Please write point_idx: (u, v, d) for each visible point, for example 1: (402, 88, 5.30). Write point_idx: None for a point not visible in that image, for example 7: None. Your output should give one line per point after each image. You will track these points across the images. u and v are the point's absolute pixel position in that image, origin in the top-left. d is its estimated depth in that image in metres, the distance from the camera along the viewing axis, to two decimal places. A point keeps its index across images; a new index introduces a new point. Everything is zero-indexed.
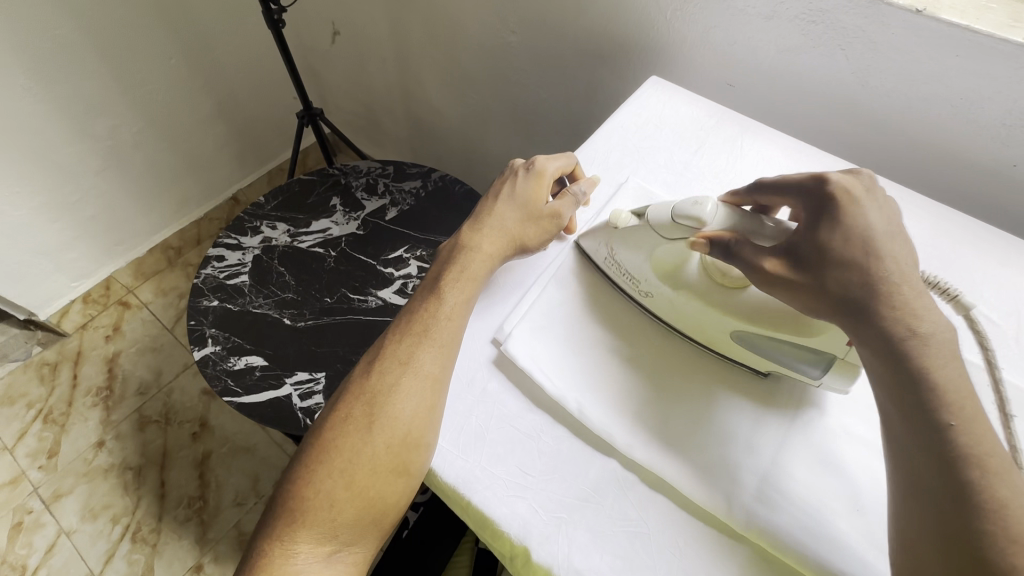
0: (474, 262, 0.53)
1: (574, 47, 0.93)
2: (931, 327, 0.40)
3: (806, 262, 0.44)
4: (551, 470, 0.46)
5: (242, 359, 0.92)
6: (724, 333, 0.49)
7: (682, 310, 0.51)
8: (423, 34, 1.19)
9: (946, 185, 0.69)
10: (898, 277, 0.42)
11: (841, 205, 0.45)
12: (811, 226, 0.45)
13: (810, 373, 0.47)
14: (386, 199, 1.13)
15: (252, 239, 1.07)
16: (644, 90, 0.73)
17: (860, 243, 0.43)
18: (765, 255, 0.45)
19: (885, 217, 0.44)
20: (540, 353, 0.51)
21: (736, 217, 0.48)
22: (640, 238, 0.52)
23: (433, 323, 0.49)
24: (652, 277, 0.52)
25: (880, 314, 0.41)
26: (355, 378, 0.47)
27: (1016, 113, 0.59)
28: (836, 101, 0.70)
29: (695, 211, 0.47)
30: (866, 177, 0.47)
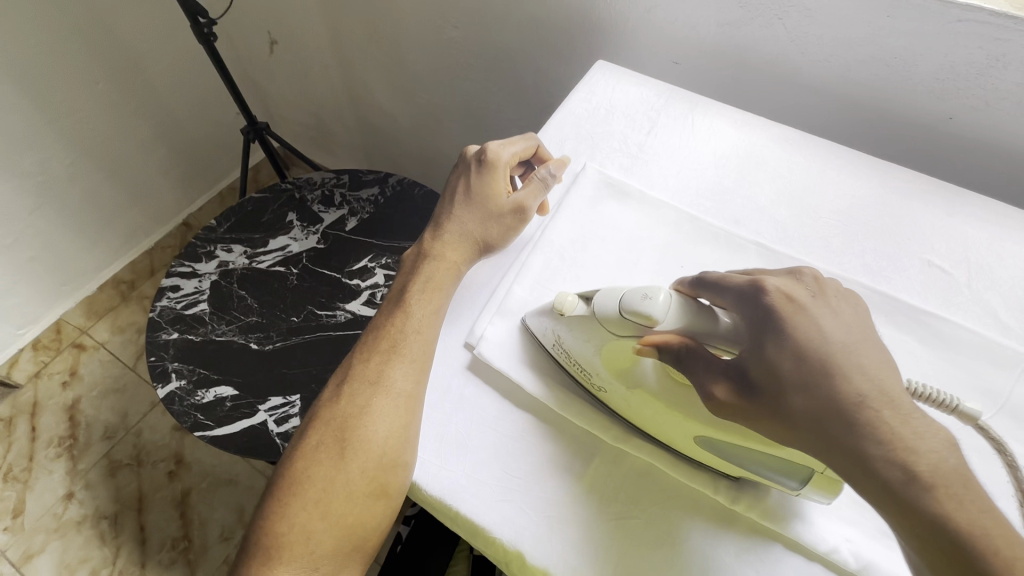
0: (439, 270, 0.52)
1: (515, 38, 0.93)
2: (928, 449, 0.34)
3: (757, 383, 0.39)
4: (535, 468, 0.46)
5: (211, 392, 0.88)
6: (685, 436, 0.44)
7: (639, 410, 0.46)
8: (364, 36, 1.16)
9: (886, 144, 0.71)
10: (879, 394, 0.36)
11: (785, 318, 0.39)
12: (759, 345, 0.39)
13: (783, 483, 0.42)
14: (345, 210, 1.10)
15: (207, 265, 1.03)
16: (593, 75, 0.72)
17: (828, 362, 0.37)
18: (716, 375, 0.40)
19: (840, 324, 0.39)
20: (510, 353, 0.51)
21: (690, 314, 0.42)
22: (588, 332, 0.46)
23: (400, 338, 0.47)
24: (604, 374, 0.47)
25: (866, 445, 0.35)
26: (324, 402, 0.46)
27: (947, 68, 0.61)
28: (778, 70, 0.71)
29: (644, 308, 0.42)
30: (809, 279, 0.42)
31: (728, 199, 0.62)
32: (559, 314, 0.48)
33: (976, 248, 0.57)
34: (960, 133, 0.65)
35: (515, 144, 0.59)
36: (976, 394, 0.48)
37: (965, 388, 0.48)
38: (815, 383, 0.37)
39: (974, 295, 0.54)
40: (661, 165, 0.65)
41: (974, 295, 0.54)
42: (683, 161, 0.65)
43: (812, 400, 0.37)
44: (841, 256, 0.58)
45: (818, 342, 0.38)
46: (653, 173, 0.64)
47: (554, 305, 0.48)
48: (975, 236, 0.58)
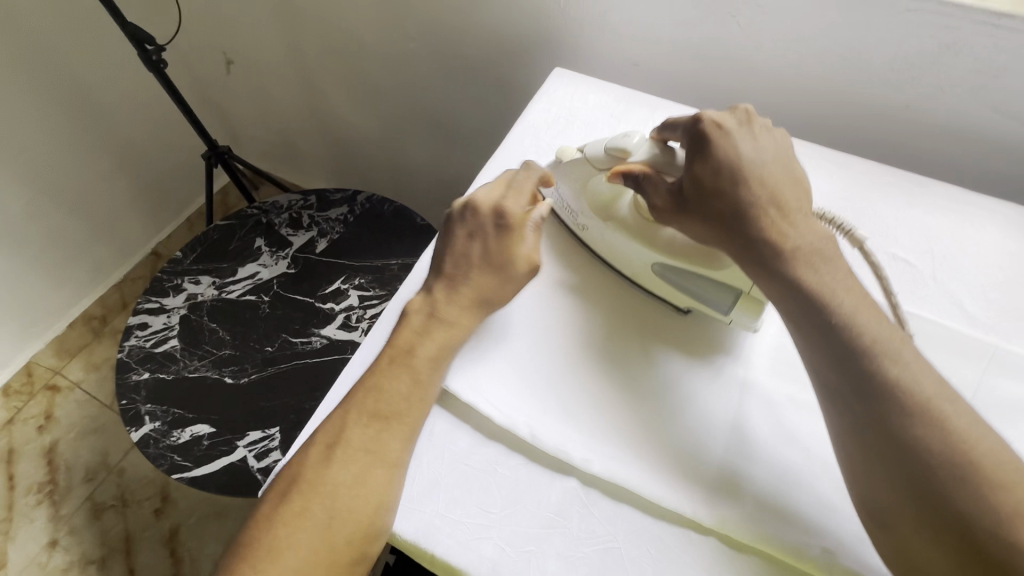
0: (449, 330, 0.48)
1: (474, 46, 0.92)
2: (798, 239, 0.44)
3: (686, 194, 0.47)
4: (512, 503, 0.43)
5: (187, 431, 0.86)
6: (646, 266, 0.52)
7: (613, 245, 0.54)
8: (321, 51, 1.14)
9: (849, 136, 0.71)
10: (766, 198, 0.45)
11: (711, 137, 0.47)
12: (689, 160, 0.48)
13: (717, 309, 0.50)
14: (314, 231, 1.08)
15: (175, 299, 1.00)
16: (550, 84, 0.71)
17: (736, 168, 0.46)
18: (661, 187, 0.49)
19: (755, 145, 0.48)
20: (512, 403, 0.47)
21: (657, 148, 0.51)
22: (578, 172, 0.55)
23: (407, 410, 0.45)
24: (586, 211, 0.55)
25: (752, 233, 0.45)
26: (313, 465, 0.43)
27: (901, 58, 0.61)
28: (736, 66, 0.70)
29: (621, 143, 0.51)
30: (740, 112, 0.50)
31: None
32: (559, 160, 0.57)
33: (939, 238, 0.57)
34: (919, 121, 0.65)
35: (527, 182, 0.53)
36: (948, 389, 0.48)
37: None
38: (725, 188, 0.46)
39: (940, 287, 0.54)
40: None
41: (940, 287, 0.54)
42: None
43: (722, 198, 0.46)
44: None
45: (733, 154, 0.47)
46: None
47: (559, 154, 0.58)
48: (937, 226, 0.58)
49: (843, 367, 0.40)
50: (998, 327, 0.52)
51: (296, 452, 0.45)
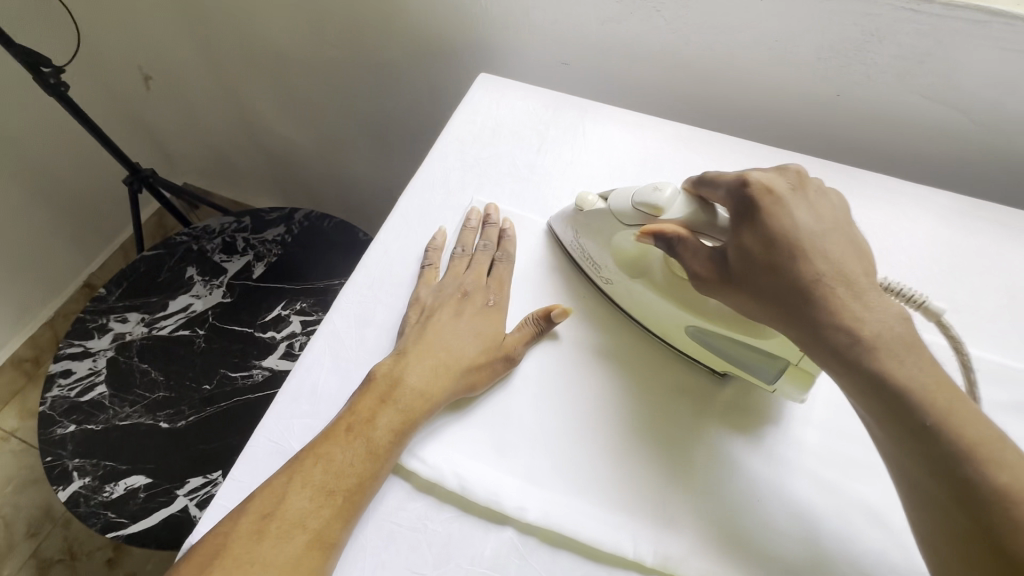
0: (413, 400, 0.43)
1: (403, 50, 0.87)
2: (874, 322, 0.38)
3: (732, 268, 0.42)
4: (444, 561, 0.40)
5: (121, 484, 0.80)
6: (679, 328, 0.47)
7: (642, 303, 0.49)
8: (243, 62, 1.07)
9: (783, 129, 0.69)
10: (831, 275, 0.39)
11: (762, 205, 0.42)
12: (737, 229, 0.42)
13: (760, 376, 0.45)
14: (249, 255, 1.02)
15: (101, 341, 0.93)
16: (473, 92, 0.67)
17: (792, 244, 0.40)
18: (703, 256, 0.44)
19: (813, 215, 0.42)
20: (470, 464, 0.43)
21: (694, 207, 0.46)
22: (603, 226, 0.50)
23: (360, 485, 0.41)
24: (611, 265, 0.50)
25: (815, 316, 0.38)
26: (241, 538, 0.37)
27: (827, 47, 0.59)
28: (665, 62, 0.68)
29: (653, 198, 0.46)
30: (792, 173, 0.44)
31: None
32: (579, 211, 0.52)
33: (875, 232, 0.56)
34: (850, 110, 0.64)
35: (501, 267, 0.53)
36: None
37: None
38: (780, 264, 0.40)
39: None
40: (554, 184, 0.60)
41: None
42: (578, 178, 0.60)
43: (775, 277, 0.40)
44: None
45: (787, 225, 0.41)
46: (546, 195, 0.59)
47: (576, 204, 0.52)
48: (872, 220, 0.56)
49: (890, 415, 0.36)
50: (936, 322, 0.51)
51: (224, 518, 0.39)
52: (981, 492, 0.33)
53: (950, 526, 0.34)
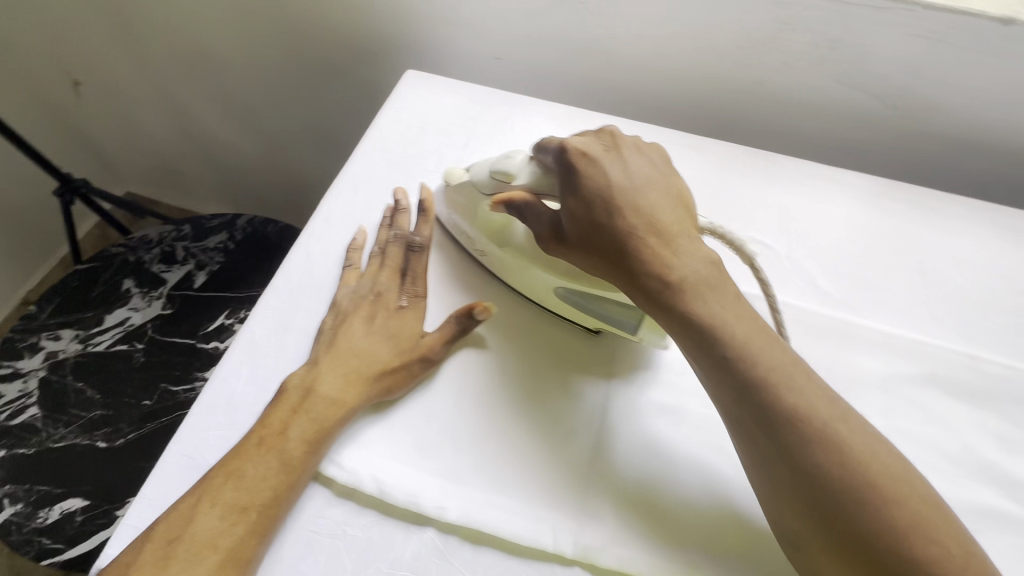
0: (327, 409, 0.43)
1: (336, 46, 0.85)
2: (684, 270, 0.40)
3: (567, 231, 0.43)
4: (363, 567, 0.40)
5: (56, 509, 0.76)
6: (548, 290, 0.49)
7: (511, 269, 0.50)
8: (175, 65, 1.03)
9: (712, 118, 0.70)
10: (645, 227, 0.41)
11: (578, 168, 0.43)
12: (563, 194, 0.43)
13: (625, 327, 0.47)
14: (190, 264, 0.99)
15: (32, 360, 0.89)
16: (399, 89, 0.66)
17: (608, 201, 0.42)
18: (544, 214, 0.45)
19: (625, 171, 0.43)
20: (391, 470, 0.42)
21: (538, 172, 0.48)
22: (469, 198, 0.52)
23: (275, 498, 0.39)
24: (479, 236, 0.51)
25: (638, 272, 0.40)
26: (145, 566, 0.36)
27: (745, 35, 0.60)
28: (593, 54, 0.68)
29: (505, 166, 0.48)
30: (607, 134, 0.46)
31: None
32: (449, 184, 0.54)
33: (794, 216, 0.57)
34: (773, 97, 0.65)
35: (419, 262, 0.52)
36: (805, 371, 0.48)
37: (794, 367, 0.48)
38: (599, 223, 0.41)
39: (796, 266, 0.54)
40: None
41: (794, 266, 0.54)
42: None
43: (599, 235, 0.41)
44: None
45: (603, 185, 0.42)
46: None
47: (447, 177, 0.54)
48: (791, 204, 0.58)
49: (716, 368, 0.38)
50: (848, 300, 0.52)
51: (130, 545, 0.38)
52: (791, 431, 0.35)
53: (771, 467, 0.36)
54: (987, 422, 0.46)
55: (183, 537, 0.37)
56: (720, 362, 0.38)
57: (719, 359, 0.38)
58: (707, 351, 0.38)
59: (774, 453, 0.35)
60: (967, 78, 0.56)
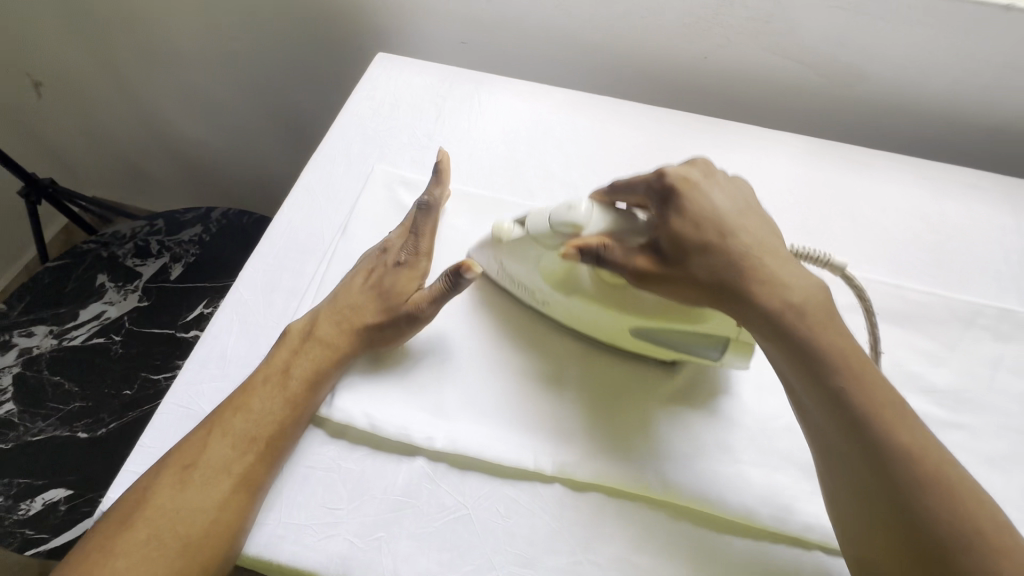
0: (322, 353, 0.46)
1: (307, 37, 0.88)
2: (799, 293, 0.41)
3: (669, 250, 0.43)
4: (358, 495, 0.43)
5: (38, 500, 0.76)
6: (623, 330, 0.47)
7: (578, 314, 0.48)
8: (140, 61, 1.03)
9: (663, 91, 0.76)
10: (756, 252, 0.43)
11: (684, 191, 0.44)
12: (666, 214, 0.44)
13: (708, 355, 0.48)
14: (165, 257, 0.99)
15: (5, 358, 0.88)
16: (371, 70, 0.69)
17: (719, 226, 0.43)
18: (636, 253, 0.43)
19: (726, 199, 0.45)
20: (380, 406, 0.46)
21: (611, 219, 0.45)
22: (527, 250, 0.48)
23: (280, 431, 0.43)
24: (544, 287, 0.49)
25: (753, 290, 0.41)
26: (164, 489, 0.40)
27: (689, 12, 0.66)
28: (552, 34, 0.73)
29: (570, 217, 0.45)
30: (701, 163, 0.47)
31: (522, 171, 0.62)
32: (498, 241, 0.50)
33: (739, 172, 0.63)
34: (717, 70, 0.71)
35: (428, 222, 0.52)
36: None
37: None
38: (713, 246, 0.42)
39: None
40: (452, 150, 0.63)
41: None
42: (475, 143, 0.64)
43: (710, 259, 0.42)
44: None
45: (710, 209, 0.44)
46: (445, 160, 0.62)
47: (494, 235, 0.50)
48: (737, 163, 0.63)
49: (820, 391, 0.39)
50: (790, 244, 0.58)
51: (146, 474, 0.41)
52: (889, 455, 0.36)
53: (861, 490, 0.37)
54: (914, 340, 0.52)
55: (198, 465, 0.41)
56: (839, 394, 0.38)
57: (839, 392, 0.38)
58: (825, 383, 0.39)
59: (877, 480, 0.36)
60: (883, 45, 0.63)
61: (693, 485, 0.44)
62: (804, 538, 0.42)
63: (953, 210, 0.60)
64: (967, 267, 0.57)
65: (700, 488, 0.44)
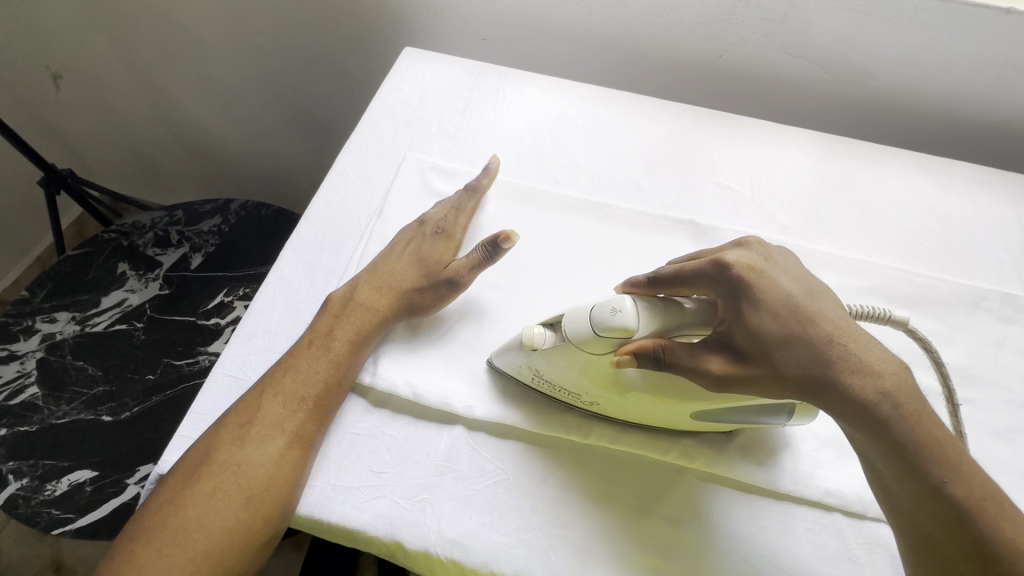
0: (363, 319, 0.48)
1: (329, 34, 0.90)
2: (889, 381, 0.37)
3: (745, 350, 0.39)
4: (402, 459, 0.45)
5: (64, 481, 0.78)
6: (686, 417, 0.44)
7: (633, 408, 0.45)
8: (162, 55, 1.05)
9: (678, 87, 0.79)
10: (839, 338, 0.38)
11: (751, 281, 0.40)
12: (736, 311, 0.39)
13: (773, 421, 0.45)
14: (185, 247, 1.00)
15: (28, 343, 0.89)
16: (400, 63, 0.71)
17: (796, 312, 0.39)
18: (703, 353, 0.39)
19: (795, 280, 0.41)
20: (421, 376, 0.48)
21: (659, 316, 0.41)
22: (568, 358, 0.43)
23: (326, 390, 0.45)
24: (592, 390, 0.44)
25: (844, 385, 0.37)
26: (223, 445, 0.42)
27: (706, 12, 0.68)
28: (573, 32, 0.76)
29: (619, 321, 0.40)
30: (755, 245, 0.43)
31: (547, 160, 0.65)
32: (530, 350, 0.44)
33: (755, 164, 0.66)
34: (731, 67, 0.74)
35: (471, 202, 0.57)
36: None
37: None
38: (795, 336, 0.38)
39: (758, 205, 0.63)
40: (480, 140, 0.66)
41: (757, 207, 0.63)
42: (501, 133, 0.66)
43: (795, 351, 0.38)
44: (652, 193, 0.63)
45: (782, 294, 0.40)
46: (473, 150, 0.65)
47: (524, 342, 0.44)
48: (753, 155, 0.66)
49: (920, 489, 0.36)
50: (805, 232, 0.61)
51: (205, 434, 0.43)
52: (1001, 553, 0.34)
53: None
54: (923, 322, 0.54)
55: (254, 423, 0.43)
56: (901, 446, 0.36)
57: (902, 440, 0.36)
58: (891, 436, 0.36)
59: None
60: (890, 45, 0.66)
61: (719, 453, 0.46)
62: (823, 502, 0.45)
63: (958, 202, 0.63)
64: (971, 255, 0.60)
65: (725, 456, 0.46)
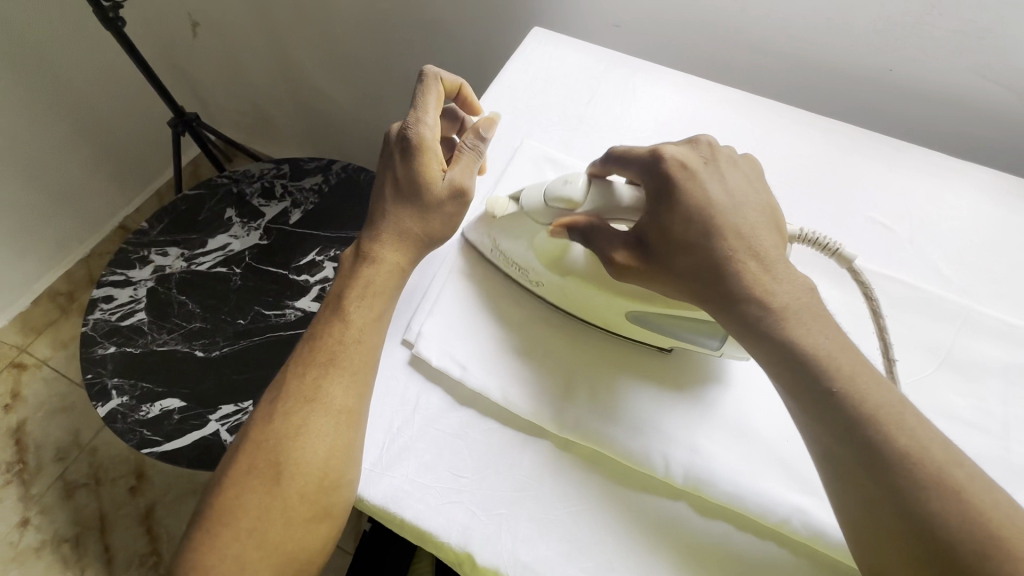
0: (379, 275, 0.47)
1: (453, 7, 0.88)
2: (784, 293, 0.39)
3: (652, 249, 0.42)
4: (483, 467, 0.43)
5: (157, 405, 0.84)
6: (618, 314, 0.46)
7: (570, 296, 0.48)
8: (290, 13, 1.07)
9: (831, 98, 0.70)
10: (745, 249, 0.40)
11: (678, 182, 0.41)
12: (653, 212, 0.42)
13: (708, 344, 0.45)
14: (287, 202, 1.03)
15: (142, 271, 0.96)
16: (528, 43, 0.68)
17: (710, 221, 0.40)
18: (616, 245, 0.43)
19: (726, 188, 0.42)
20: (507, 380, 0.46)
21: (603, 195, 0.44)
22: (520, 227, 0.49)
23: (342, 351, 0.43)
24: (538, 266, 0.49)
25: (731, 286, 0.39)
26: (256, 423, 0.41)
27: (887, 18, 0.59)
28: (716, 26, 0.69)
29: (565, 192, 0.45)
30: (704, 145, 0.44)
31: None
32: (493, 217, 0.50)
33: (918, 200, 0.56)
34: (899, 85, 0.65)
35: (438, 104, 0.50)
36: (925, 346, 0.48)
37: (915, 343, 0.48)
38: (700, 238, 0.40)
39: (916, 250, 0.54)
40: (602, 135, 0.61)
41: (917, 251, 0.54)
42: (625, 131, 0.61)
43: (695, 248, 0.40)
44: (791, 219, 0.56)
45: (702, 200, 0.41)
46: (592, 144, 0.61)
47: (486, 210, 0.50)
48: (916, 190, 0.57)
49: (796, 381, 0.37)
50: (971, 288, 0.52)
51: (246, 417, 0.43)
52: (888, 462, 0.34)
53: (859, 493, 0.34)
54: None
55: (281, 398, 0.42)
56: (771, 334, 0.38)
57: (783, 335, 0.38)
58: (775, 337, 0.38)
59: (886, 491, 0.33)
60: None
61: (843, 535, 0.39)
62: None
63: None
64: None
65: None
